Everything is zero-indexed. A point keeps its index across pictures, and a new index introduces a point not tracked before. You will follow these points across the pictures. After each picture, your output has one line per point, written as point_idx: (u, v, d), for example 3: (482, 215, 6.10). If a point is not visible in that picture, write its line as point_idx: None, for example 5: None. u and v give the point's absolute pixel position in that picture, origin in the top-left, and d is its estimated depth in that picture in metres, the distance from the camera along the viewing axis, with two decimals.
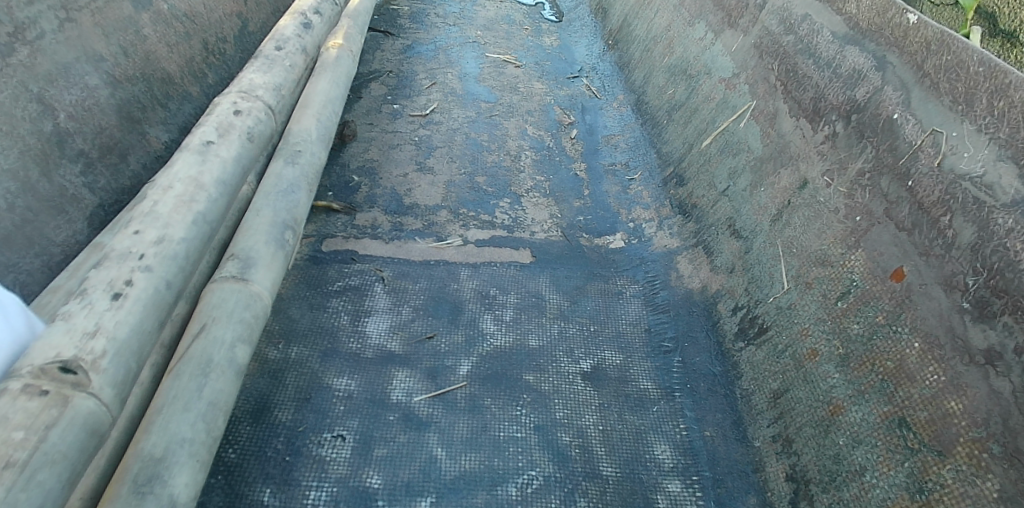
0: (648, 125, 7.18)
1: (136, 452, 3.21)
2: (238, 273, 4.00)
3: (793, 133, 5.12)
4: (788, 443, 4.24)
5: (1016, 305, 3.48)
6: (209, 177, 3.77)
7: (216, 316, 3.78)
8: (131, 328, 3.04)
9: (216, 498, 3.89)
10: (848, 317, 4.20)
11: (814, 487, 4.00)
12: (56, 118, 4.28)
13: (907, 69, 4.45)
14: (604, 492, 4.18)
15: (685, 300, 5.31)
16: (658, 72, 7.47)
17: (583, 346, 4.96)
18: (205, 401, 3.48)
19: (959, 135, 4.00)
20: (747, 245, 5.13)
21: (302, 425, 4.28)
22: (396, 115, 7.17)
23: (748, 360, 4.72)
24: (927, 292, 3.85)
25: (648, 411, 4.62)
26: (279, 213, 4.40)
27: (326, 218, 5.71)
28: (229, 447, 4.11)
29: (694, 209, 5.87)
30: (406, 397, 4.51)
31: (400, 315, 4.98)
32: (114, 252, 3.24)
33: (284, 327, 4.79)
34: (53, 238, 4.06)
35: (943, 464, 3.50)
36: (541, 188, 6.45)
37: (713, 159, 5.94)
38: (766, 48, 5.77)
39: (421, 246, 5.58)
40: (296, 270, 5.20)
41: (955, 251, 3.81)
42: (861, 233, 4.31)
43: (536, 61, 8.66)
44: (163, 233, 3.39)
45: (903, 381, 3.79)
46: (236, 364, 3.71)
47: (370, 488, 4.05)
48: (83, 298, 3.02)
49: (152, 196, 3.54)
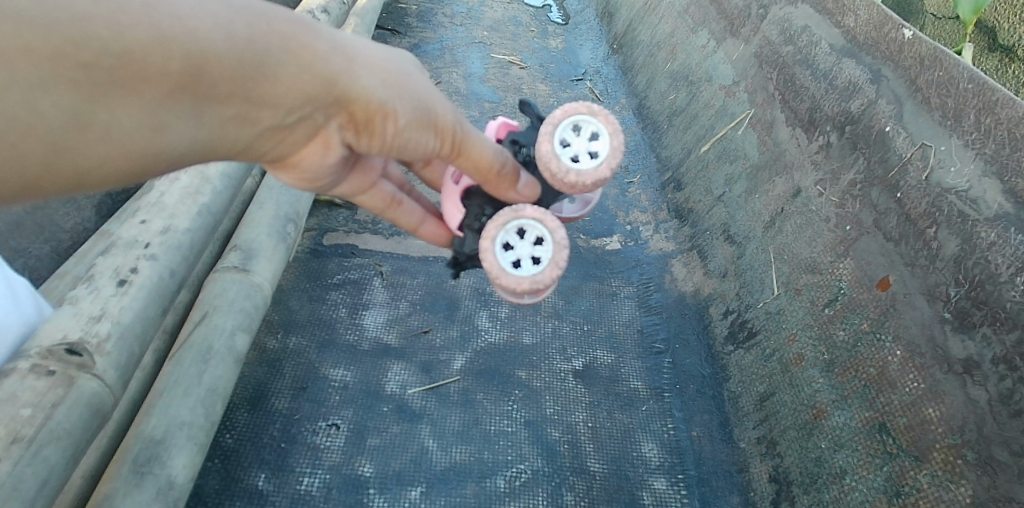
0: (648, 130, 7.33)
1: (138, 433, 3.33)
2: (240, 264, 4.11)
3: (789, 143, 5.25)
4: (772, 444, 4.40)
5: (995, 316, 3.52)
6: (215, 170, 3.88)
7: (218, 305, 3.90)
8: (134, 313, 3.16)
9: (212, 482, 4.02)
10: (834, 323, 4.32)
11: (796, 489, 4.17)
12: None
13: (901, 83, 4.50)
14: (591, 487, 4.34)
15: (678, 303, 5.49)
16: (661, 78, 7.57)
17: (576, 344, 5.09)
18: (205, 387, 3.59)
19: (947, 149, 4.06)
20: (741, 251, 5.26)
21: (298, 413, 4.41)
22: None
23: (737, 363, 4.87)
24: (910, 301, 3.94)
25: (637, 409, 4.78)
26: (282, 206, 4.52)
27: (328, 212, 5.84)
28: (226, 433, 4.24)
29: (690, 214, 6.04)
30: (400, 389, 4.63)
31: (397, 310, 5.10)
32: (121, 240, 3.37)
33: (284, 317, 4.92)
34: (62, 225, 4.20)
35: (919, 469, 3.61)
36: None
37: (710, 166, 6.07)
38: (766, 58, 5.88)
39: (421, 242, 5.69)
40: (298, 262, 5.34)
41: (939, 262, 3.87)
42: (850, 242, 4.42)
43: (542, 63, 8.77)
44: (169, 223, 3.51)
45: (884, 388, 3.90)
46: (236, 352, 3.82)
47: (362, 476, 4.19)
48: (89, 284, 3.15)
49: (159, 187, 3.67)
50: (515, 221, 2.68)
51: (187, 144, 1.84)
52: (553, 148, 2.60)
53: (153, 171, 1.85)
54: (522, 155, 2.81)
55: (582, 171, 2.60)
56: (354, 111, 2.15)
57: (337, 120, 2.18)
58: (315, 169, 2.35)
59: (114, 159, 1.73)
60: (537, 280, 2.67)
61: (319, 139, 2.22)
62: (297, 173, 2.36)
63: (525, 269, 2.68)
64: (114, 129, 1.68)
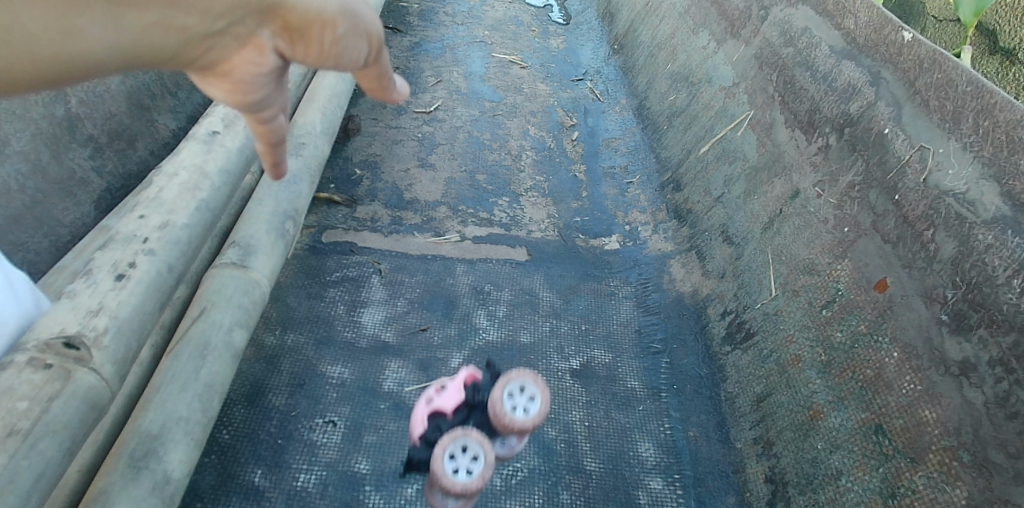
0: (647, 131, 7.34)
1: (134, 428, 3.33)
2: (239, 260, 4.12)
3: (788, 144, 5.27)
4: (768, 445, 4.42)
5: (992, 319, 3.55)
6: (214, 166, 3.88)
7: (215, 300, 3.90)
8: (133, 308, 3.16)
9: (208, 477, 4.03)
10: (831, 324, 4.34)
11: (791, 490, 4.18)
12: (68, 103, 4.45)
13: (900, 86, 4.52)
14: (587, 487, 4.35)
15: (676, 303, 5.49)
16: (662, 79, 7.61)
17: (574, 344, 5.12)
18: (202, 382, 3.60)
19: (946, 152, 4.07)
20: (739, 251, 5.30)
21: (296, 410, 4.42)
22: (400, 111, 7.33)
23: (735, 363, 4.91)
24: (908, 303, 3.96)
25: (634, 409, 4.80)
26: (281, 203, 4.53)
27: (327, 209, 5.87)
28: (223, 428, 4.25)
29: (689, 214, 6.08)
30: (397, 387, 4.64)
31: (395, 308, 5.12)
32: (119, 235, 3.37)
33: (282, 314, 4.93)
34: (61, 220, 4.22)
35: (915, 470, 3.62)
36: (540, 188, 6.62)
37: (709, 166, 6.10)
38: (766, 59, 5.89)
39: (420, 241, 5.75)
40: (297, 259, 5.36)
41: (936, 264, 3.90)
42: (848, 243, 4.44)
43: (542, 63, 8.78)
44: (167, 218, 3.51)
45: (881, 389, 3.92)
46: (233, 348, 3.83)
47: (358, 473, 4.20)
48: (88, 278, 3.16)
49: (158, 182, 3.67)
50: (461, 440, 2.86)
51: (104, 45, 1.81)
52: (500, 393, 2.98)
53: (63, 76, 1.83)
54: (478, 395, 3.17)
55: (521, 419, 2.97)
56: (285, 15, 2.04)
57: (267, 28, 2.04)
58: (250, 83, 2.09)
59: (20, 63, 1.74)
60: (467, 487, 2.81)
61: (247, 46, 2.03)
62: (228, 90, 2.08)
63: (459, 476, 2.81)
64: (15, 29, 1.69)
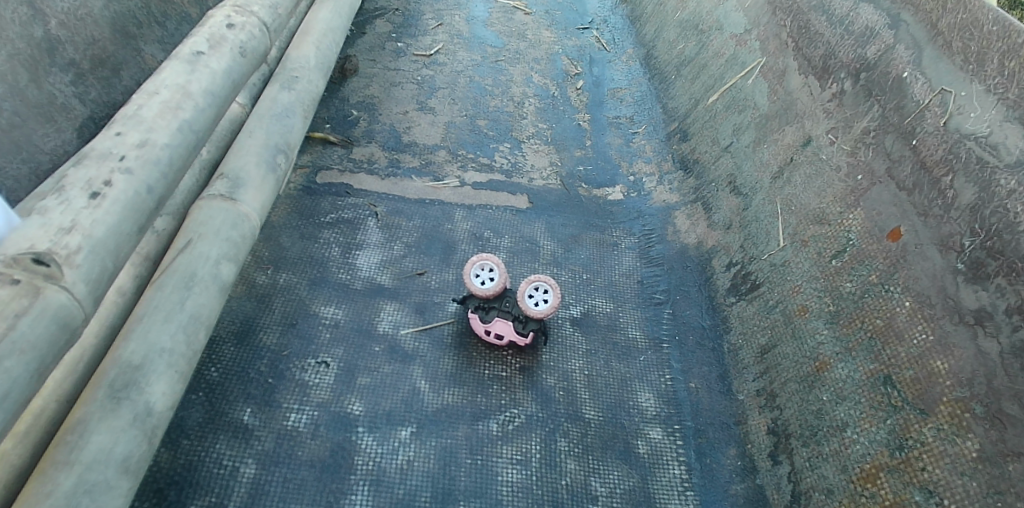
0: (655, 80, 7.09)
1: (115, 358, 3.22)
2: (227, 192, 3.92)
3: (801, 91, 5.23)
4: (771, 397, 4.41)
5: (1010, 267, 3.66)
6: (198, 87, 3.63)
7: (202, 233, 3.71)
8: (108, 228, 2.99)
9: (196, 415, 3.97)
10: (841, 275, 4.38)
11: (794, 441, 4.19)
12: (47, 24, 4.24)
13: (921, 28, 4.57)
14: (585, 435, 4.29)
15: (679, 254, 5.38)
16: (670, 28, 7.33)
17: (574, 292, 4.99)
18: (187, 313, 3.47)
19: (968, 95, 4.16)
20: (747, 202, 5.23)
21: (287, 349, 4.34)
22: (399, 53, 7.06)
23: (738, 315, 4.85)
24: (922, 252, 4.03)
25: (635, 359, 4.71)
26: (272, 135, 4.31)
27: (322, 150, 5.69)
28: (211, 366, 4.17)
29: (695, 165, 5.90)
30: (393, 329, 4.56)
31: (391, 251, 4.98)
32: (94, 152, 3.17)
33: (274, 254, 4.81)
34: (42, 146, 4.03)
35: (924, 422, 3.71)
36: (542, 135, 6.40)
37: (718, 115, 5.97)
38: (780, 4, 5.80)
39: (417, 185, 5.56)
40: (291, 199, 5.20)
41: (954, 211, 3.98)
42: (861, 192, 4.48)
43: (547, 10, 8.37)
44: (147, 137, 3.31)
45: (891, 340, 3.99)
46: (220, 281, 3.68)
47: (351, 414, 4.13)
48: (60, 194, 2.97)
49: (137, 100, 3.44)
50: (527, 296, 4.24)
51: None
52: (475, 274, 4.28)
53: None
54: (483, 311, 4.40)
55: (491, 286, 4.29)
56: None
57: None
58: None
59: None
60: (535, 290, 4.25)
61: None
62: None
63: (541, 305, 4.23)
64: None
